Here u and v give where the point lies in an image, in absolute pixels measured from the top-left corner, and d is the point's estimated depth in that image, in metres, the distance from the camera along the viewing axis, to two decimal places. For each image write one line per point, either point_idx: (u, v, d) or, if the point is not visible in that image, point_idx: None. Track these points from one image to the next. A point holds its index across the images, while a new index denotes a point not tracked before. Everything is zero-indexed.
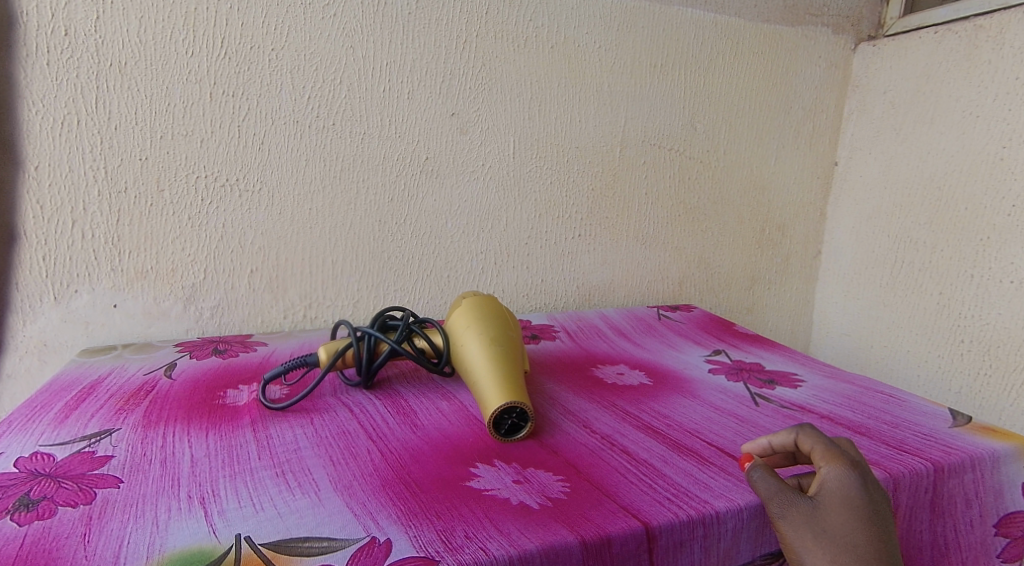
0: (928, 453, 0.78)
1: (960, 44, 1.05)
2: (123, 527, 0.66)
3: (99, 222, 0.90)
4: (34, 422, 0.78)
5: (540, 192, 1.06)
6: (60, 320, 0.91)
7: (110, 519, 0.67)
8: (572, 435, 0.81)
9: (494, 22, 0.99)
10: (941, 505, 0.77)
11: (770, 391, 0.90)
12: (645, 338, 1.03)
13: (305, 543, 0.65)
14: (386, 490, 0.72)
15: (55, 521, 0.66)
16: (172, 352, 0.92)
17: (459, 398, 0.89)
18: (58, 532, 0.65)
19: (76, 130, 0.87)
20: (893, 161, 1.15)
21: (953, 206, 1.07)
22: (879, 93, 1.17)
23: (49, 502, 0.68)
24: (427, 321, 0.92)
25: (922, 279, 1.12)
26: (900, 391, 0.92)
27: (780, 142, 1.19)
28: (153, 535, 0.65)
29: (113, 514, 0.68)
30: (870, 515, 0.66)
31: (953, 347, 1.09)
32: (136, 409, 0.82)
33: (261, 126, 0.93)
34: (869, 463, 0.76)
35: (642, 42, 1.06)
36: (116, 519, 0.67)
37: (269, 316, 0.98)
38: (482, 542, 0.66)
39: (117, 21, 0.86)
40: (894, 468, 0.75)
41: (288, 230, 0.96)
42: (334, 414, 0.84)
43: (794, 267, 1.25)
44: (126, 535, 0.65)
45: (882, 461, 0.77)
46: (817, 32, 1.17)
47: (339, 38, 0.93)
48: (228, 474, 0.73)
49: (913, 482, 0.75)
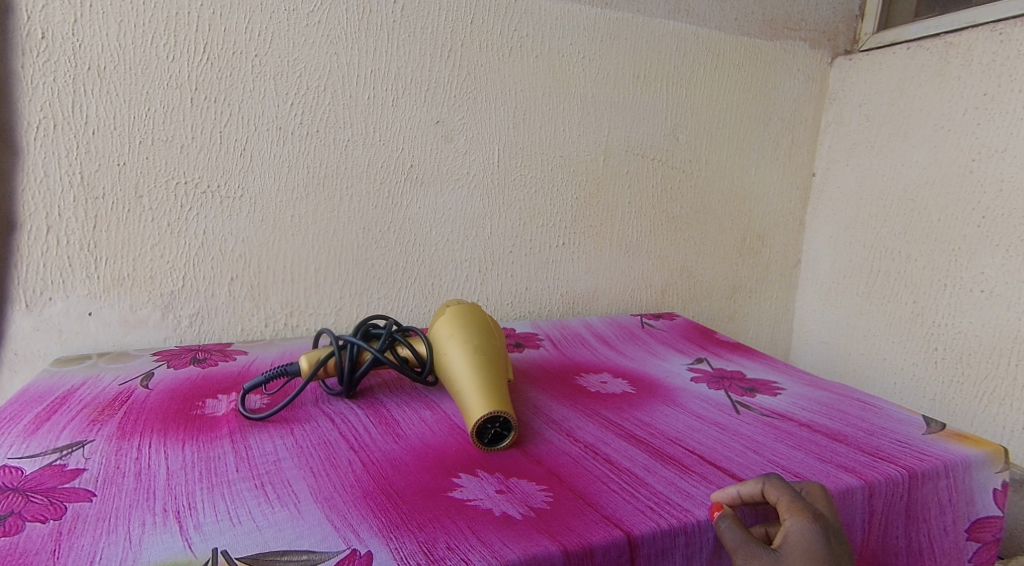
0: (904, 460, 0.79)
1: (932, 59, 1.08)
2: (94, 543, 0.64)
3: (75, 229, 0.88)
4: (2, 434, 0.76)
5: (524, 200, 1.06)
6: (33, 329, 0.89)
7: (81, 535, 0.65)
8: (555, 444, 0.81)
9: (479, 31, 0.99)
10: (915, 511, 0.78)
11: (751, 398, 0.91)
12: (627, 346, 1.04)
13: (283, 557, 0.65)
14: (368, 501, 0.71)
15: (22, 538, 0.64)
16: (149, 360, 0.90)
17: (442, 407, 0.88)
18: (25, 549, 0.63)
19: (51, 134, 0.85)
20: (867, 172, 1.17)
21: (926, 217, 1.10)
22: (854, 106, 1.19)
23: (16, 517, 0.66)
24: (410, 330, 0.91)
25: (898, 288, 1.14)
26: (876, 398, 0.93)
27: (759, 154, 1.21)
28: (126, 551, 0.64)
29: (84, 529, 0.66)
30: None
31: (928, 355, 1.11)
32: (110, 421, 0.80)
33: (243, 132, 0.92)
34: (847, 470, 0.77)
35: (624, 54, 1.07)
36: (86, 535, 0.65)
37: (249, 324, 0.97)
38: (464, 553, 0.65)
39: (97, 24, 0.85)
40: (870, 475, 0.77)
41: (270, 237, 0.95)
42: (315, 424, 0.83)
43: (773, 276, 1.27)
44: (98, 551, 0.64)
45: (859, 469, 0.78)
46: (794, 46, 1.19)
47: (324, 45, 0.93)
48: (205, 486, 0.71)
49: (889, 490, 0.76)
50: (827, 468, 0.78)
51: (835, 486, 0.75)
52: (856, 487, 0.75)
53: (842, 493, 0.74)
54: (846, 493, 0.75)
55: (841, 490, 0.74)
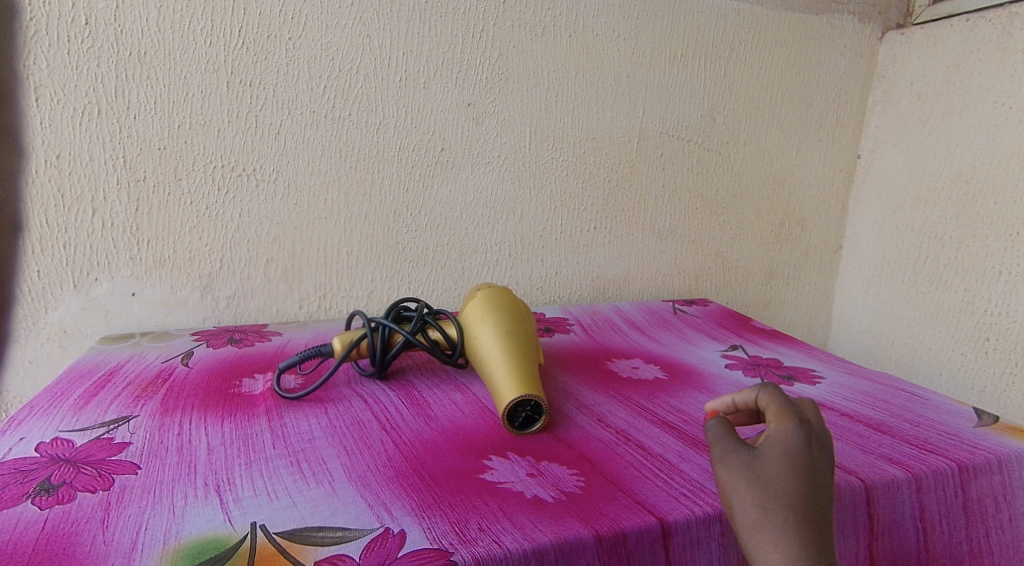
0: (953, 453, 0.74)
1: (993, 32, 1.03)
2: (140, 513, 0.64)
3: (119, 211, 0.91)
4: (55, 408, 0.77)
5: (556, 183, 1.06)
6: (81, 308, 0.92)
7: (127, 504, 0.65)
8: (586, 429, 0.78)
9: (510, 11, 0.98)
10: (974, 510, 0.73)
11: (789, 387, 0.88)
12: (660, 332, 1.02)
13: (318, 532, 0.63)
14: (400, 480, 0.69)
15: (74, 506, 0.64)
16: (189, 340, 0.93)
17: (474, 390, 0.86)
18: (76, 517, 0.63)
19: (95, 119, 0.88)
20: (918, 153, 1.13)
21: (981, 200, 1.05)
22: (905, 84, 1.15)
23: (68, 487, 0.66)
24: (440, 313, 0.90)
25: (948, 275, 1.10)
26: (923, 389, 0.88)
27: (802, 134, 1.17)
28: (169, 522, 0.63)
29: (131, 500, 0.65)
30: (813, 485, 0.58)
31: (978, 345, 1.07)
32: (154, 397, 0.80)
33: (277, 116, 0.93)
34: (891, 462, 0.73)
35: (661, 32, 1.05)
36: (133, 505, 0.65)
37: (283, 306, 0.99)
38: (496, 535, 0.63)
39: (137, 10, 0.87)
40: (916, 467, 0.72)
41: (303, 219, 0.97)
42: (348, 404, 0.82)
43: (814, 262, 1.24)
44: (144, 521, 0.63)
45: (904, 460, 0.73)
46: (842, 20, 1.15)
47: (356, 27, 0.93)
48: (243, 462, 0.71)
49: (938, 483, 0.71)
50: (870, 459, 0.73)
51: (879, 477, 0.70)
52: (902, 479, 0.70)
53: (886, 484, 0.70)
54: (891, 486, 0.70)
55: (885, 481, 0.70)
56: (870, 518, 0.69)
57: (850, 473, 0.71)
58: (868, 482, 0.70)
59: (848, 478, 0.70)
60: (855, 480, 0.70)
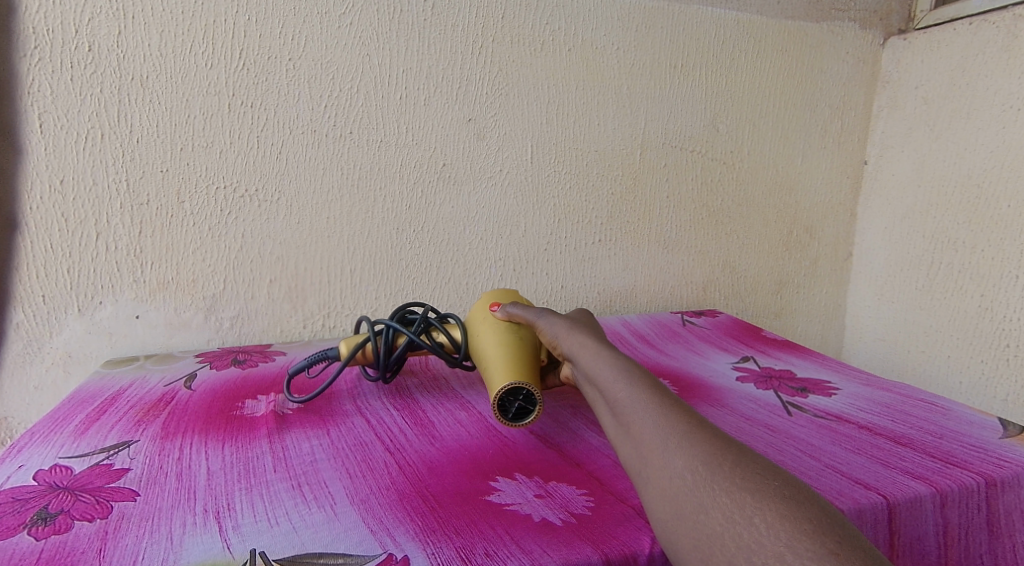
0: (978, 466, 0.72)
1: (997, 35, 1.02)
2: (138, 542, 0.63)
3: (123, 234, 0.90)
4: (54, 434, 0.76)
5: (559, 197, 1.05)
6: (85, 332, 0.91)
7: (125, 534, 0.64)
8: (595, 447, 0.77)
9: (509, 26, 0.98)
10: (999, 524, 0.71)
11: (803, 399, 0.85)
12: (669, 344, 1.00)
13: (320, 559, 0.62)
14: (404, 504, 0.68)
15: (71, 536, 0.63)
16: (193, 362, 0.92)
17: (478, 408, 0.84)
18: (73, 547, 0.62)
19: (99, 143, 0.88)
20: (926, 158, 1.11)
21: (994, 205, 1.04)
22: (910, 88, 1.13)
23: (66, 516, 0.65)
24: (446, 317, 0.88)
25: (962, 281, 1.08)
26: (943, 399, 0.86)
27: (807, 142, 1.16)
28: (167, 551, 0.62)
29: (129, 528, 0.64)
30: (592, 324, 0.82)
31: (998, 352, 1.05)
32: (154, 421, 0.79)
33: (278, 135, 0.93)
34: (914, 476, 0.71)
35: (662, 43, 1.05)
36: (131, 534, 0.64)
37: (288, 325, 0.99)
38: (502, 560, 0.62)
39: (138, 34, 0.87)
40: (940, 482, 0.70)
41: (306, 238, 0.96)
42: (350, 424, 0.80)
43: (823, 269, 1.22)
44: (141, 551, 0.62)
45: (927, 475, 0.71)
46: (844, 27, 1.14)
47: (355, 47, 0.93)
48: (244, 487, 0.70)
49: (963, 498, 0.69)
50: (891, 474, 0.71)
51: (902, 494, 0.68)
52: (926, 495, 0.68)
53: (909, 501, 0.68)
54: (914, 502, 0.68)
55: (909, 499, 0.68)
56: (892, 536, 0.68)
57: (871, 489, 0.69)
58: (891, 499, 0.68)
59: (868, 495, 0.68)
60: (877, 497, 0.68)
